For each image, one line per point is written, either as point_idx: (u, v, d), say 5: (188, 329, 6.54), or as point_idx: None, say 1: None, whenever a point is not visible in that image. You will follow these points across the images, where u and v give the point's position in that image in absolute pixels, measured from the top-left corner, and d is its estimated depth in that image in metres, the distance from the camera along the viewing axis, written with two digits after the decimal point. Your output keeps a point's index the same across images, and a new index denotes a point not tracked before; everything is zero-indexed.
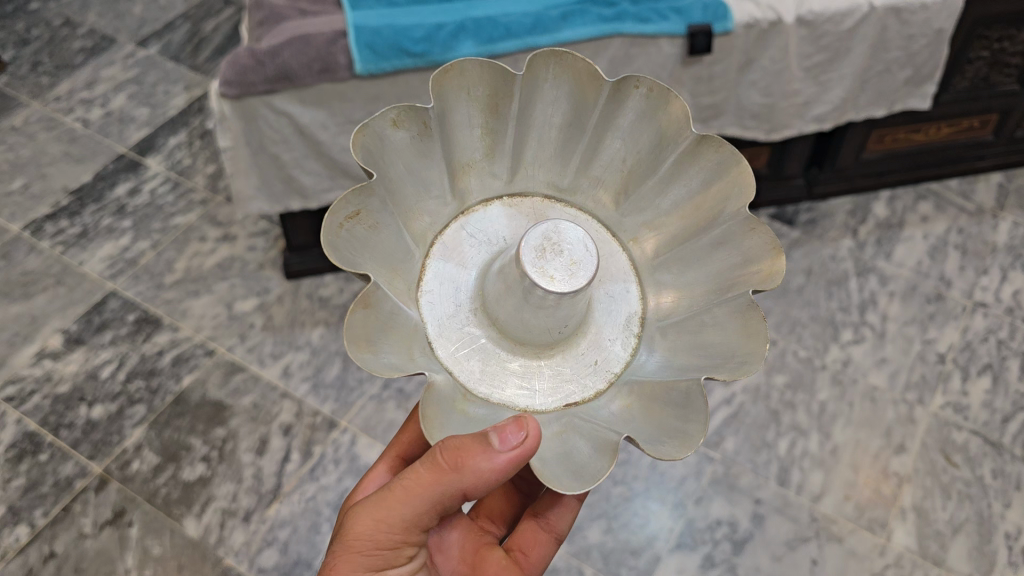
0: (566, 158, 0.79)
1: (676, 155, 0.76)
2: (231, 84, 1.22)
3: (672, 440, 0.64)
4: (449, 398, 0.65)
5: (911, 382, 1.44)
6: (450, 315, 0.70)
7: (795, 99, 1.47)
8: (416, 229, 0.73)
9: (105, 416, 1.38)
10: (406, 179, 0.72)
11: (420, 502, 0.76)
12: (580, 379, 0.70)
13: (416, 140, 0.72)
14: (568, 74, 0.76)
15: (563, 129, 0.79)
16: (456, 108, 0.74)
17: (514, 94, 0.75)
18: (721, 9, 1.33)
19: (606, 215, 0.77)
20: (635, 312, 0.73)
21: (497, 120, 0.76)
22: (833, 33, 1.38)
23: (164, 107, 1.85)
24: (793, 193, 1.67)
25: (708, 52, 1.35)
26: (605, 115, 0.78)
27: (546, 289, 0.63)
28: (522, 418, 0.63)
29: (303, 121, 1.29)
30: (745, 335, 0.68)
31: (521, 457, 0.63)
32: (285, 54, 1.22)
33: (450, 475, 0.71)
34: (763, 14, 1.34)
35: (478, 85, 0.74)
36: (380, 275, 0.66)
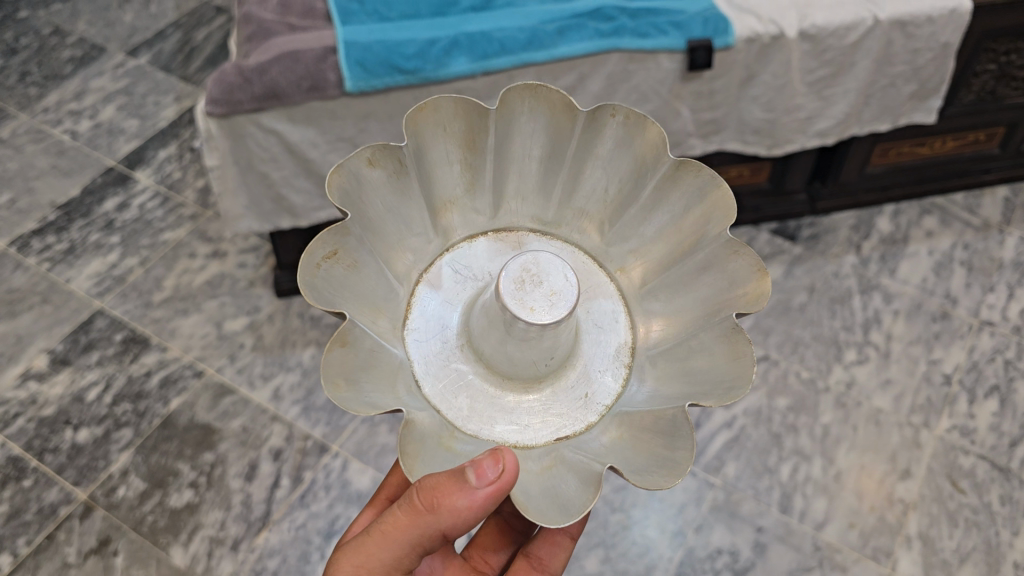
0: (550, 190, 0.77)
1: (657, 181, 0.74)
2: (217, 102, 1.19)
3: (662, 470, 0.60)
4: (435, 436, 0.62)
5: (917, 404, 1.40)
6: (434, 352, 0.67)
7: (797, 114, 1.44)
8: (400, 269, 0.71)
9: (90, 440, 1.34)
10: (385, 219, 0.71)
11: (398, 547, 0.75)
12: (571, 414, 0.66)
13: (393, 179, 0.71)
14: (543, 107, 0.75)
15: (544, 162, 0.77)
16: (433, 145, 0.73)
17: (490, 128, 0.74)
18: (722, 23, 1.29)
19: (592, 246, 0.75)
20: (625, 343, 0.70)
21: (476, 155, 0.75)
22: (836, 47, 1.35)
23: (154, 119, 1.81)
24: (795, 209, 1.63)
25: (708, 67, 1.31)
26: (585, 145, 0.76)
27: (527, 322, 0.61)
28: (498, 448, 0.61)
29: (293, 139, 1.26)
30: (732, 360, 0.65)
31: (498, 491, 0.60)
32: (273, 71, 1.19)
33: (428, 517, 0.70)
34: (765, 28, 1.31)
35: (452, 121, 0.73)
36: (362, 313, 0.65)
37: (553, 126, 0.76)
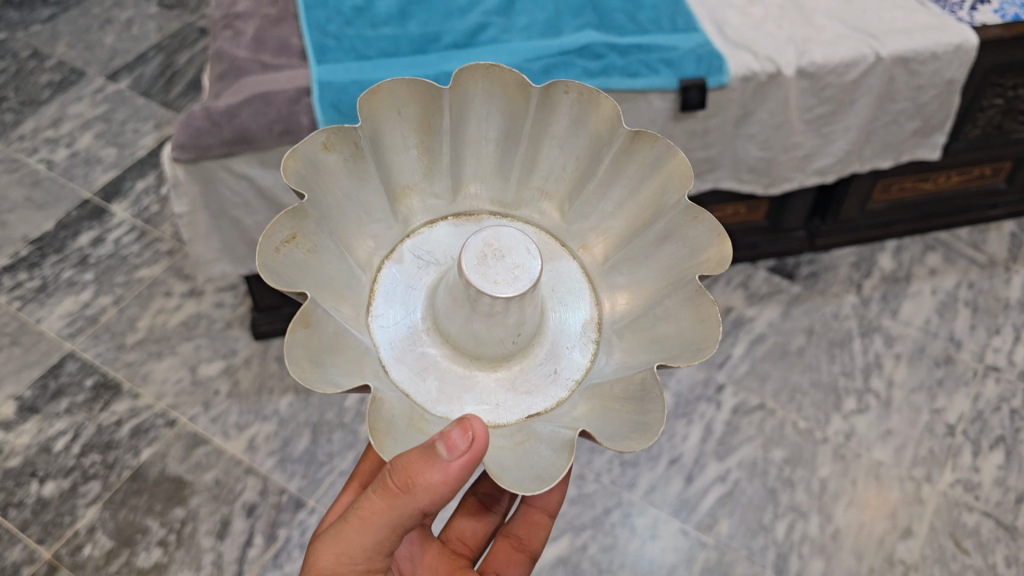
0: (508, 171, 0.81)
1: (612, 155, 0.79)
2: (184, 147, 1.13)
3: (634, 434, 0.63)
4: (401, 417, 0.64)
5: (919, 456, 1.34)
6: (401, 337, 0.71)
7: (796, 152, 1.38)
8: (362, 255, 0.75)
9: (56, 493, 1.29)
10: (347, 205, 0.74)
11: (376, 532, 0.75)
12: (541, 392, 0.71)
13: (350, 162, 0.74)
14: (498, 87, 0.78)
15: (501, 144, 0.81)
16: (390, 130, 0.77)
17: (445, 111, 0.78)
18: (716, 61, 1.24)
19: (553, 226, 0.80)
20: (590, 320, 0.75)
21: (432, 139, 0.79)
22: (836, 85, 1.30)
23: (132, 147, 1.76)
24: (794, 245, 1.58)
25: (702, 107, 1.25)
26: (540, 123, 0.80)
27: (489, 295, 0.65)
28: (466, 418, 0.63)
29: (265, 184, 1.20)
30: (695, 322, 0.69)
31: (472, 460, 0.62)
32: (242, 114, 1.13)
33: (403, 499, 0.71)
34: (762, 66, 1.25)
35: (407, 107, 0.76)
36: (323, 297, 0.67)
37: (508, 107, 0.80)
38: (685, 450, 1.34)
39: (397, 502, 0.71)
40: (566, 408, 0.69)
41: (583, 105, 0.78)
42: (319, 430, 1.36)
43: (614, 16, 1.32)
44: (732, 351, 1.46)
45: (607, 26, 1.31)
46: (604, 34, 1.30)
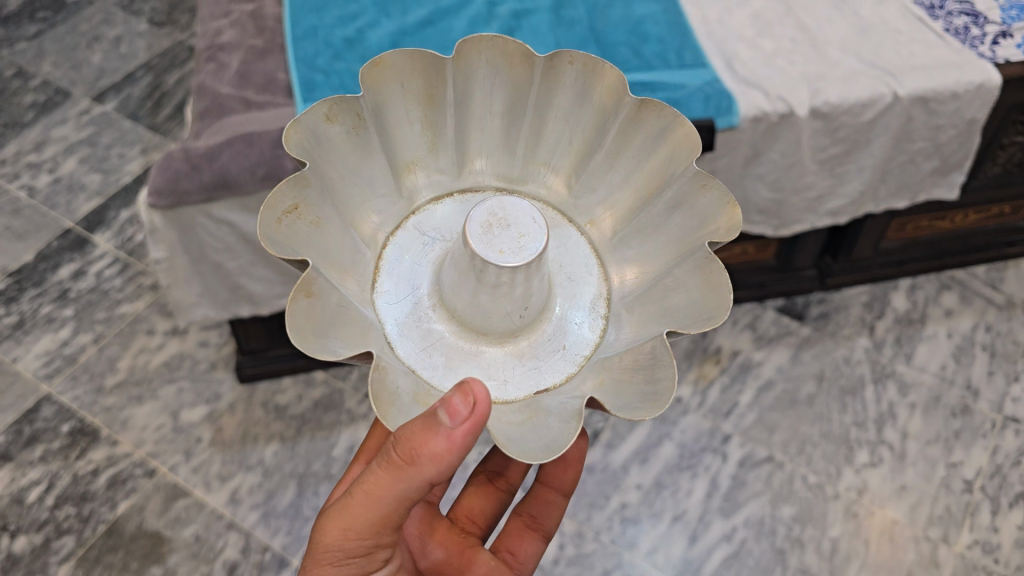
0: (513, 145, 0.77)
1: (620, 125, 0.74)
2: (162, 193, 1.07)
3: (646, 403, 0.58)
4: (407, 393, 0.60)
5: (935, 515, 1.28)
6: (406, 315, 0.66)
7: (808, 193, 1.31)
8: (366, 232, 0.71)
9: (29, 549, 1.24)
10: (348, 179, 0.70)
11: (383, 508, 0.70)
12: (548, 365, 0.65)
13: (352, 135, 0.70)
14: (500, 57, 0.74)
15: (506, 116, 0.77)
16: (392, 103, 0.73)
17: (448, 82, 0.73)
18: (725, 101, 1.17)
19: (560, 201, 0.76)
20: (600, 293, 0.70)
21: (435, 112, 0.75)
22: (851, 125, 1.23)
23: (118, 173, 1.70)
24: (804, 284, 1.51)
25: (710, 148, 1.18)
26: (545, 94, 0.76)
27: (494, 263, 0.61)
28: (466, 383, 0.59)
29: (247, 230, 1.14)
30: (707, 290, 0.64)
31: (475, 425, 0.59)
32: (223, 157, 1.07)
33: (410, 471, 0.66)
34: (773, 106, 1.19)
35: (410, 79, 0.72)
36: (325, 269, 0.64)
37: (511, 79, 0.75)
38: (688, 507, 1.28)
39: (403, 475, 0.67)
40: (575, 381, 0.64)
41: (588, 75, 0.74)
42: (305, 482, 1.31)
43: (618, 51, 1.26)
44: (738, 399, 1.40)
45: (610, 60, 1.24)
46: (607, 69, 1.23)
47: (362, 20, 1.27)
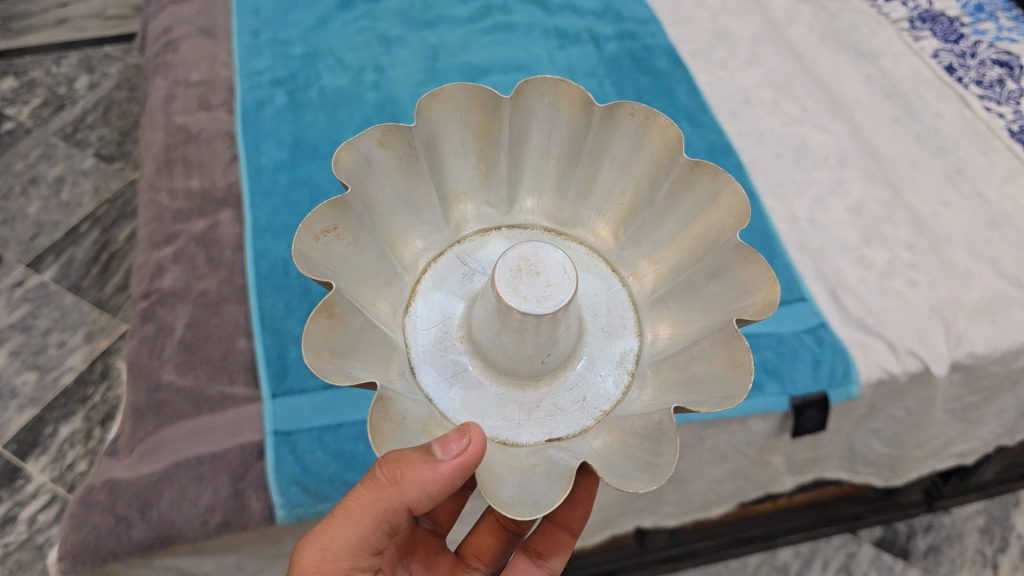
0: (565, 190, 0.86)
1: (671, 183, 0.78)
2: (76, 558, 0.74)
3: (638, 474, 0.57)
4: (416, 424, 0.63)
5: None
6: (435, 343, 0.73)
7: (932, 443, 1.01)
8: (407, 257, 0.79)
9: None
10: (398, 203, 0.78)
11: (360, 527, 0.66)
12: (569, 416, 0.69)
13: (402, 161, 0.76)
14: (562, 101, 0.80)
15: (560, 159, 0.85)
16: (449, 135, 0.80)
17: (503, 120, 0.80)
18: (839, 364, 0.88)
19: (606, 250, 0.83)
20: (632, 349, 0.75)
21: (488, 146, 0.82)
22: (998, 373, 0.93)
23: (57, 370, 1.39)
24: (908, 511, 1.23)
25: (822, 427, 0.89)
26: (602, 142, 0.82)
27: (522, 310, 0.64)
28: (467, 426, 0.59)
29: (203, 572, 0.84)
30: (728, 368, 0.62)
31: (467, 464, 0.58)
32: (163, 501, 0.76)
33: (389, 490, 0.63)
34: (903, 365, 0.88)
35: (465, 114, 0.79)
36: (357, 288, 0.69)
37: (571, 124, 0.82)
38: None
39: (382, 495, 0.63)
40: (596, 439, 0.66)
41: (647, 127, 0.79)
42: None
43: None
44: None
45: None
46: None
47: None
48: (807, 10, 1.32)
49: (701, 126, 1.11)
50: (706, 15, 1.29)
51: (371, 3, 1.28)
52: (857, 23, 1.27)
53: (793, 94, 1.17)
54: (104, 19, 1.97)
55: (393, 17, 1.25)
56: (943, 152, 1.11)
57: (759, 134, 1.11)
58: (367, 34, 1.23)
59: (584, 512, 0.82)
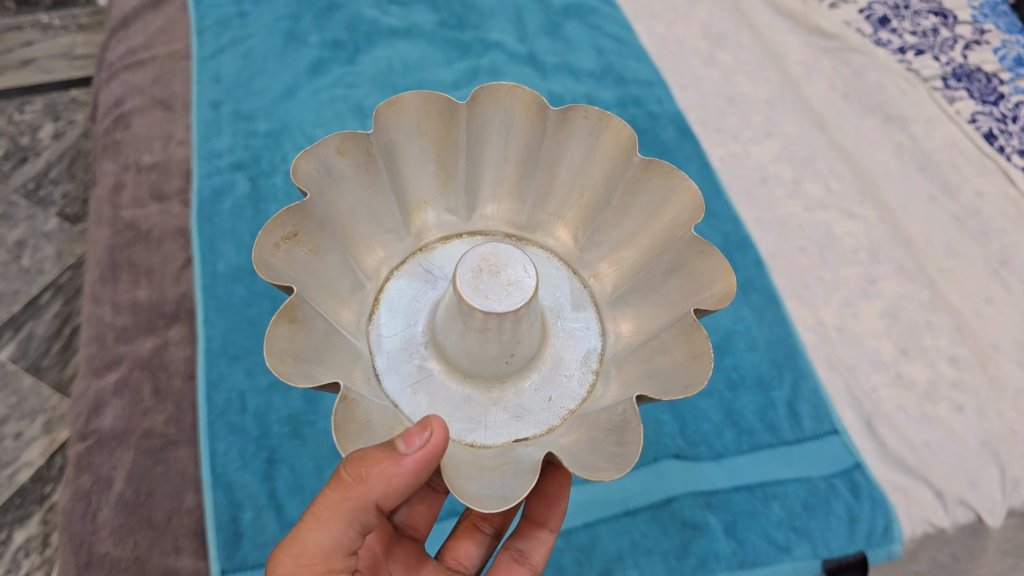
0: (525, 192, 0.76)
1: (627, 181, 0.70)
2: None
3: (600, 464, 0.50)
4: (383, 426, 0.56)
5: None
6: (397, 347, 0.65)
7: None
8: (369, 265, 0.70)
9: None
10: (357, 210, 0.68)
11: (332, 537, 0.56)
12: (533, 416, 0.62)
13: (360, 170, 0.66)
14: (517, 107, 0.70)
15: (517, 163, 0.74)
16: (405, 142, 0.70)
17: (461, 125, 0.71)
18: (879, 516, 0.75)
19: (566, 253, 0.74)
20: (595, 349, 0.67)
21: (447, 153, 0.72)
22: None
23: None
24: None
25: None
26: (557, 146, 0.73)
27: (482, 309, 0.56)
28: (427, 419, 0.53)
29: None
30: (687, 359, 0.55)
31: (429, 459, 0.51)
32: None
33: (356, 491, 0.54)
34: (952, 517, 0.77)
35: (422, 121, 0.69)
36: (321, 297, 0.61)
37: (525, 129, 0.72)
38: None
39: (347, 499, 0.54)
40: (563, 433, 0.59)
41: (601, 130, 0.70)
42: None
43: (699, 405, 0.84)
44: None
45: (692, 429, 0.82)
46: (690, 458, 0.80)
47: None
48: (827, 65, 1.19)
49: (713, 214, 0.99)
50: (716, 73, 1.16)
51: (346, 66, 1.15)
52: (884, 83, 1.14)
53: (816, 171, 1.04)
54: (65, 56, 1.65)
55: (370, 84, 1.13)
56: (986, 239, 0.98)
57: (779, 222, 0.99)
58: (341, 105, 1.10)
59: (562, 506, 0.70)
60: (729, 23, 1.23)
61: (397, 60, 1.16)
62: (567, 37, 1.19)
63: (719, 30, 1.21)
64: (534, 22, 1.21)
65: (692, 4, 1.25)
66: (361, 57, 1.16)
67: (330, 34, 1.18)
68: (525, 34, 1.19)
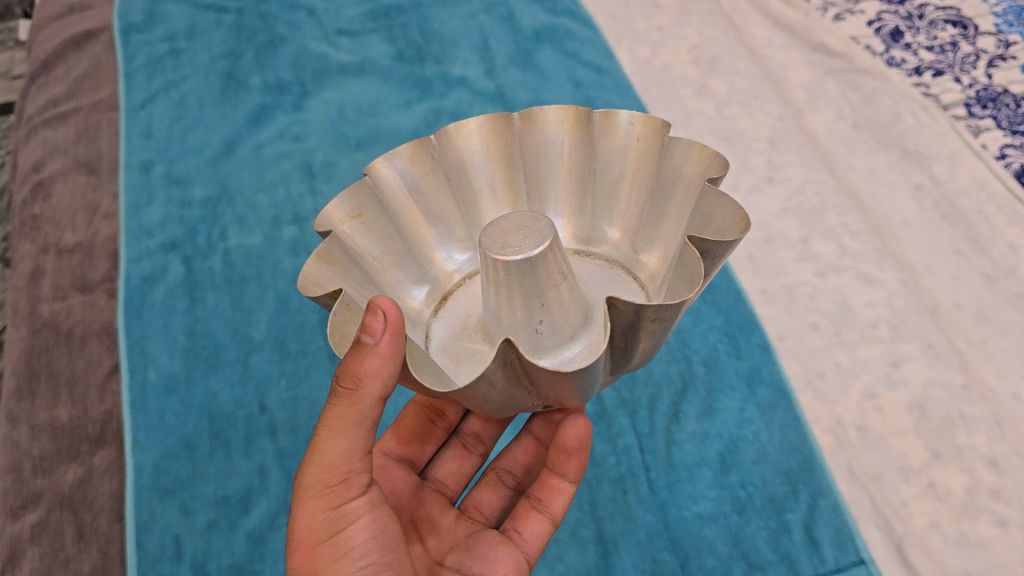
0: (587, 208, 0.78)
1: (664, 170, 0.70)
2: None
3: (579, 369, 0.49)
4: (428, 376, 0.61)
5: None
6: (452, 334, 0.70)
7: None
8: (443, 274, 0.78)
9: None
10: (430, 220, 0.78)
11: (351, 442, 0.53)
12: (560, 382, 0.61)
13: (434, 183, 0.77)
14: (572, 124, 0.77)
15: (576, 181, 0.78)
16: (479, 168, 0.78)
17: (520, 139, 0.77)
18: None
19: (622, 255, 0.74)
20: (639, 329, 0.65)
21: (509, 169, 0.79)
22: None
23: None
24: None
25: None
26: (607, 156, 0.75)
27: (497, 260, 0.59)
28: (379, 302, 0.53)
29: None
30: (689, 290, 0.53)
31: (396, 332, 0.51)
32: None
33: (360, 391, 0.52)
34: None
35: (491, 139, 0.78)
36: (378, 274, 0.72)
37: (581, 145, 0.77)
38: None
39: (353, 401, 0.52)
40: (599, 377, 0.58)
41: (644, 129, 0.72)
42: None
43: (703, 535, 0.72)
44: None
45: (695, 567, 0.71)
46: None
47: (261, 511, 0.73)
48: (833, 89, 1.06)
49: (711, 288, 0.87)
50: (710, 106, 1.02)
51: (291, 113, 1.02)
52: (899, 112, 1.02)
53: (827, 227, 0.92)
54: (5, 79, 1.37)
55: (319, 134, 0.99)
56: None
57: (787, 293, 0.87)
58: (286, 163, 0.97)
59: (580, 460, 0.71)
60: (722, 42, 1.09)
61: (350, 103, 1.02)
62: (540, 67, 1.05)
63: (712, 53, 1.08)
64: (502, 50, 1.07)
65: (680, 23, 1.11)
66: (309, 101, 1.02)
67: (273, 73, 1.04)
68: (492, 66, 1.05)
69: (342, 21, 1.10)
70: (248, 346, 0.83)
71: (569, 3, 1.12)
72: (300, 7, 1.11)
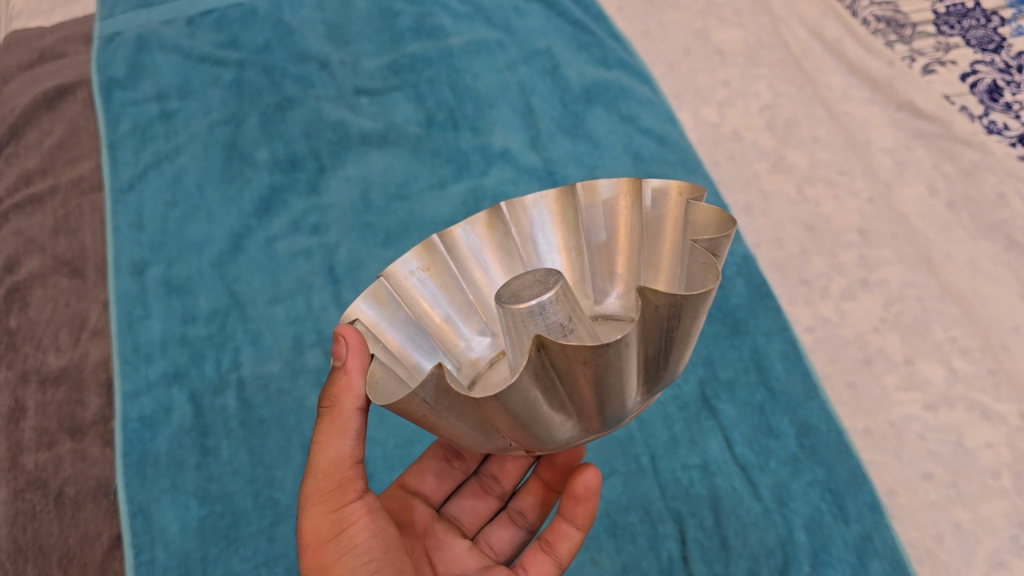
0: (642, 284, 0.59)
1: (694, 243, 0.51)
2: None
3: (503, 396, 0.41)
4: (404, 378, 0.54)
5: None
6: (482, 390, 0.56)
7: None
8: (498, 351, 0.61)
9: None
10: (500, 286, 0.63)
11: (343, 455, 0.54)
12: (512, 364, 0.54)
13: (506, 253, 0.64)
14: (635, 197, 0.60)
15: (637, 254, 0.60)
16: (550, 240, 0.63)
17: (585, 211, 0.62)
18: None
19: None
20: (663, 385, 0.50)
21: (577, 238, 0.63)
22: None
23: None
24: None
25: None
26: (661, 229, 0.57)
27: (507, 308, 0.50)
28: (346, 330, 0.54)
29: None
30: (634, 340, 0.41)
31: (354, 350, 0.52)
32: None
33: (341, 407, 0.53)
34: None
35: (554, 206, 0.63)
36: (434, 330, 0.61)
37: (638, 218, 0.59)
38: None
39: (339, 416, 0.54)
40: (568, 433, 0.48)
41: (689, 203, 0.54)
42: None
43: None
44: None
45: None
46: None
47: None
48: (923, 156, 0.92)
49: (808, 428, 0.76)
50: (789, 186, 0.91)
51: (307, 197, 0.87)
52: (1004, 193, 0.88)
53: (933, 343, 0.79)
54: None
55: (340, 225, 0.85)
56: None
57: (892, 431, 0.75)
58: (304, 265, 0.83)
59: (590, 506, 0.63)
60: (798, 101, 0.98)
61: (375, 184, 0.88)
62: (593, 136, 0.91)
63: (786, 116, 0.97)
64: (547, 114, 0.93)
65: (748, 76, 1.01)
66: (326, 181, 0.88)
67: (283, 146, 0.90)
68: (537, 134, 0.91)
69: (360, 77, 0.96)
70: (273, 514, 0.70)
71: (620, 52, 0.97)
72: (310, 58, 0.97)
